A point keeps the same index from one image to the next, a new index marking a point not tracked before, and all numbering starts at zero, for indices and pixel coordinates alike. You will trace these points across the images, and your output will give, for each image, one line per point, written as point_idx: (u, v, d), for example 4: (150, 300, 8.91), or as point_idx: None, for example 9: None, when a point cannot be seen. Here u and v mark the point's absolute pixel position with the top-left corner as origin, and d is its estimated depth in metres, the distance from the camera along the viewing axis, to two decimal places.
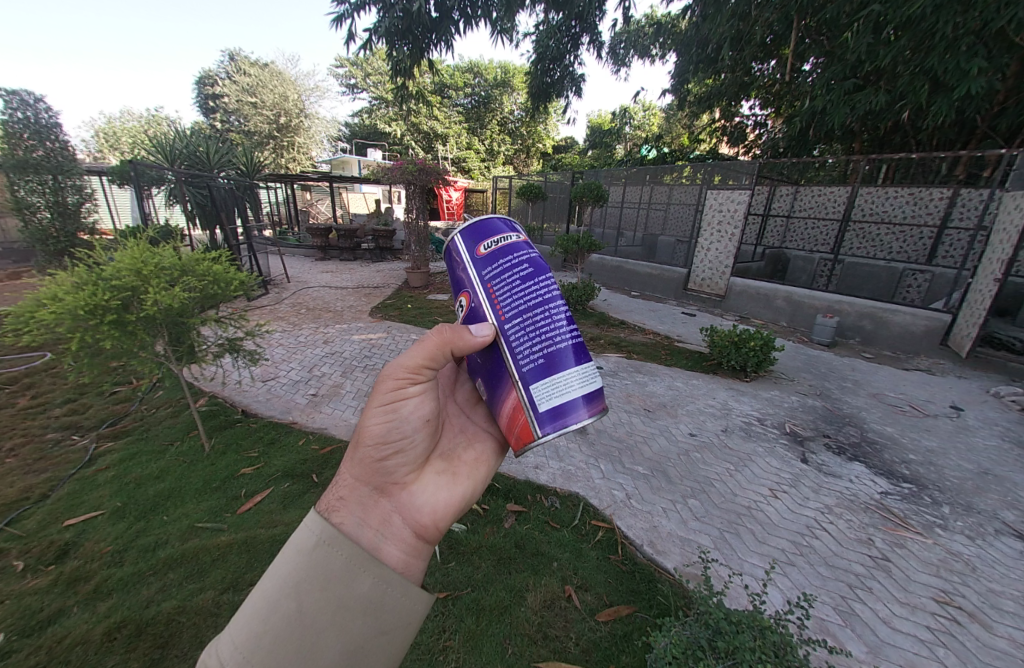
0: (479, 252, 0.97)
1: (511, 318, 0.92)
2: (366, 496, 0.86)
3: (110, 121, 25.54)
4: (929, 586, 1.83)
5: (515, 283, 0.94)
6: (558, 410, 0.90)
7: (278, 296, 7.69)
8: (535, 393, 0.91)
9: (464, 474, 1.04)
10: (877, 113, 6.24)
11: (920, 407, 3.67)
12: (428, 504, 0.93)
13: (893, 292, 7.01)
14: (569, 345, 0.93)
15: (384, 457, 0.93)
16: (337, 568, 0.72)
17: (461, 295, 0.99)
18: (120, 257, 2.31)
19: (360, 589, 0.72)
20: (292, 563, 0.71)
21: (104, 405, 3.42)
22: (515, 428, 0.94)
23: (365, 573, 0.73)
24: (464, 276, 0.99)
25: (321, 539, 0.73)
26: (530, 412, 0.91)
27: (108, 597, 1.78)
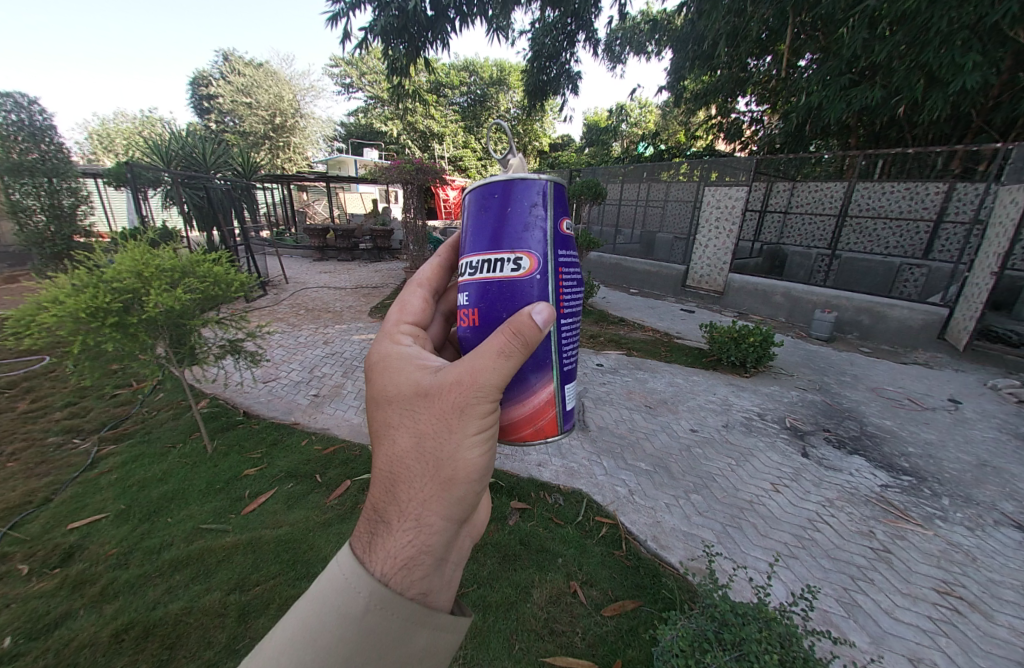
0: (561, 231, 0.98)
1: (567, 315, 1.00)
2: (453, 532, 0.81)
3: (105, 123, 25.38)
4: (929, 576, 1.85)
5: (574, 285, 1.02)
6: (569, 412, 1.07)
7: (277, 296, 7.68)
8: (564, 392, 1.04)
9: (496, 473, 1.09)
10: (873, 108, 6.26)
11: (918, 400, 3.70)
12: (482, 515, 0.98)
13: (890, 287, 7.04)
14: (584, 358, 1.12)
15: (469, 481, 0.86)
16: (393, 631, 0.70)
17: (524, 255, 0.93)
18: (120, 258, 2.31)
19: (416, 643, 0.73)
20: (343, 632, 0.68)
21: (105, 408, 3.42)
22: (538, 419, 1.01)
23: (418, 630, 0.73)
24: (538, 240, 0.94)
25: (373, 603, 0.70)
26: (557, 407, 1.03)
27: (115, 599, 1.78)
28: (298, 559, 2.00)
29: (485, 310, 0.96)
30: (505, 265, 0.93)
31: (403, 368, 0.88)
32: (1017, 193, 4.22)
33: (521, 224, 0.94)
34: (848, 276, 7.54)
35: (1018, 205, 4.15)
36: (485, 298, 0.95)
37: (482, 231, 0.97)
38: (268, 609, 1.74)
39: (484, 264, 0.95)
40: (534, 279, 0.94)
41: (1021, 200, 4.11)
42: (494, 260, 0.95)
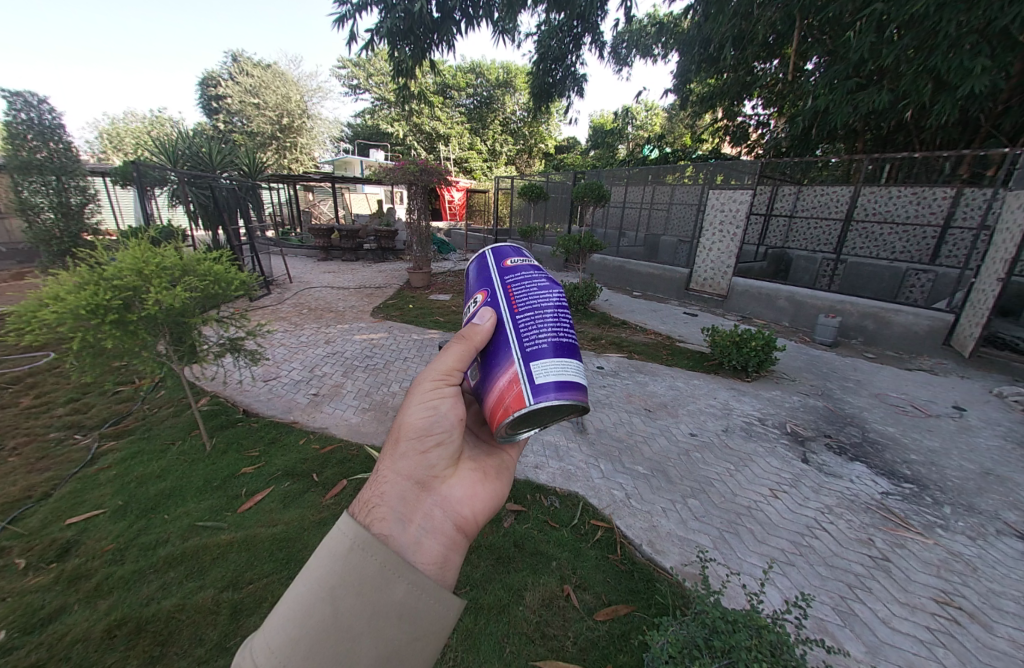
0: (505, 263, 1.06)
1: (522, 311, 0.96)
2: (407, 490, 0.86)
3: (115, 122, 25.68)
4: (928, 586, 1.82)
5: (531, 288, 1.00)
6: (545, 387, 0.86)
7: (280, 296, 7.72)
8: (531, 370, 0.88)
9: (493, 474, 1.04)
10: (880, 112, 6.21)
11: (921, 407, 3.66)
12: (464, 499, 0.92)
13: (896, 292, 6.98)
14: (569, 339, 0.94)
15: (427, 448, 0.95)
16: (373, 572, 0.67)
17: (478, 291, 1.06)
18: (122, 256, 2.32)
19: (395, 593, 0.67)
20: (326, 566, 0.67)
21: (107, 404, 3.44)
22: (502, 405, 0.89)
23: (399, 577, 0.68)
24: (487, 277, 1.06)
25: (354, 542, 0.68)
26: (523, 384, 0.87)
27: (109, 595, 1.79)
28: (292, 557, 2.00)
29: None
30: (469, 307, 1.07)
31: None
32: None
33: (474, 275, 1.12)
34: (853, 280, 7.47)
35: None
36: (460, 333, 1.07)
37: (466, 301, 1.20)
38: (260, 607, 1.74)
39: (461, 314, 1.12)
40: (481, 299, 1.03)
41: None
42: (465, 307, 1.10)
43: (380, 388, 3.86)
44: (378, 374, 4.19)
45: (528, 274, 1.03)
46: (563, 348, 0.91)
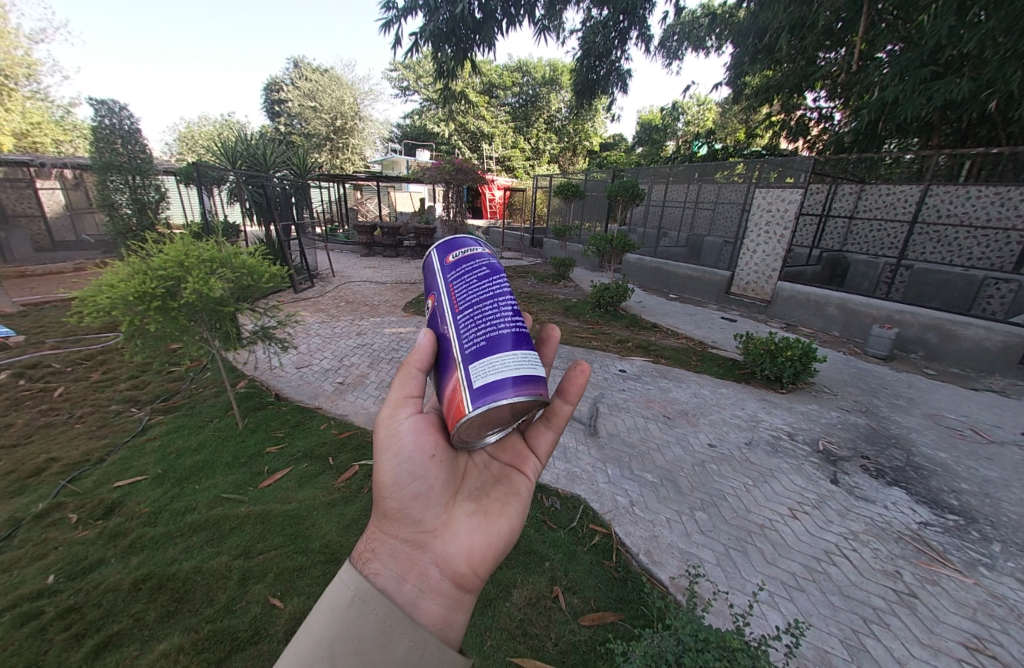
0: (448, 261, 1.07)
1: (463, 310, 0.96)
2: (399, 549, 0.88)
3: (192, 125, 28.19)
4: (959, 630, 1.63)
5: (473, 283, 1.00)
6: (495, 385, 0.85)
7: (322, 288, 8.16)
8: (471, 372, 0.88)
9: (496, 514, 1.01)
10: (959, 102, 5.57)
11: (984, 432, 3.26)
12: (461, 551, 0.91)
13: (970, 303, 6.26)
14: (516, 329, 0.93)
15: (410, 505, 0.95)
16: (373, 628, 0.72)
17: (428, 299, 1.08)
18: (166, 250, 2.58)
19: (397, 649, 0.72)
20: (326, 625, 0.71)
21: (160, 382, 3.82)
22: (451, 410, 0.89)
23: (398, 634, 0.73)
24: (432, 279, 1.07)
25: (355, 595, 0.74)
26: (466, 388, 0.87)
27: (140, 553, 2.00)
28: (300, 533, 2.13)
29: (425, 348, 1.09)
30: (426, 314, 1.10)
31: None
32: None
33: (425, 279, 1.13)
34: (919, 289, 6.77)
35: None
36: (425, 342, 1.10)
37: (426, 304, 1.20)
38: (265, 577, 1.87)
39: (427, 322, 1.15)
40: (431, 306, 1.04)
41: None
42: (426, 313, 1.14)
43: None
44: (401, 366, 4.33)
45: (470, 272, 1.03)
46: (507, 342, 0.91)
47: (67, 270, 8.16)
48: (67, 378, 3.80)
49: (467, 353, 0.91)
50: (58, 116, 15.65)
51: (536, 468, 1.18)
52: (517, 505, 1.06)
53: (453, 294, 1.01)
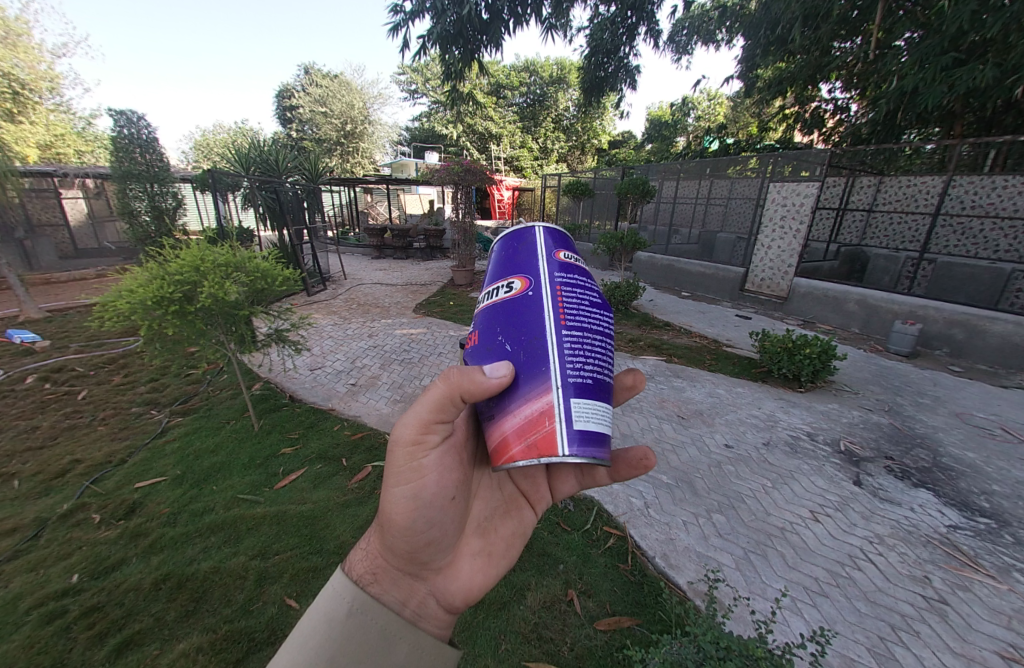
0: (557, 257, 1.03)
1: (570, 326, 0.93)
2: (400, 578, 0.90)
3: (208, 133, 28.87)
4: (994, 638, 1.56)
5: (583, 300, 0.97)
6: (583, 434, 0.85)
7: (334, 291, 8.26)
8: (570, 407, 0.85)
9: (502, 552, 1.04)
10: (982, 89, 5.37)
11: (1016, 431, 3.12)
12: (462, 589, 0.95)
13: (997, 297, 6.04)
14: (606, 378, 0.92)
15: (419, 545, 0.92)
16: (373, 637, 0.77)
17: (518, 280, 1.00)
18: (183, 255, 2.64)
19: (397, 656, 0.78)
20: (326, 636, 0.75)
21: (179, 384, 3.91)
22: (529, 437, 0.84)
23: (396, 641, 0.79)
24: (530, 266, 1.01)
25: (353, 607, 0.78)
26: (559, 424, 0.83)
27: (160, 553, 2.04)
28: (315, 534, 2.14)
29: (484, 329, 0.97)
30: (500, 291, 1.01)
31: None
32: None
33: (517, 258, 1.04)
34: (943, 283, 6.54)
35: None
36: (483, 321, 0.99)
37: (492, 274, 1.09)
38: (281, 577, 1.89)
39: (486, 296, 1.04)
40: (525, 295, 0.96)
41: None
42: (493, 290, 1.04)
43: (413, 382, 4.01)
44: (413, 368, 4.35)
45: (580, 288, 1.00)
46: (605, 393, 0.91)
47: (90, 276, 8.41)
48: (90, 381, 3.92)
49: (574, 383, 0.86)
50: (81, 127, 16.18)
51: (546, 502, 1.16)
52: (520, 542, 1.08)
53: (560, 302, 0.95)
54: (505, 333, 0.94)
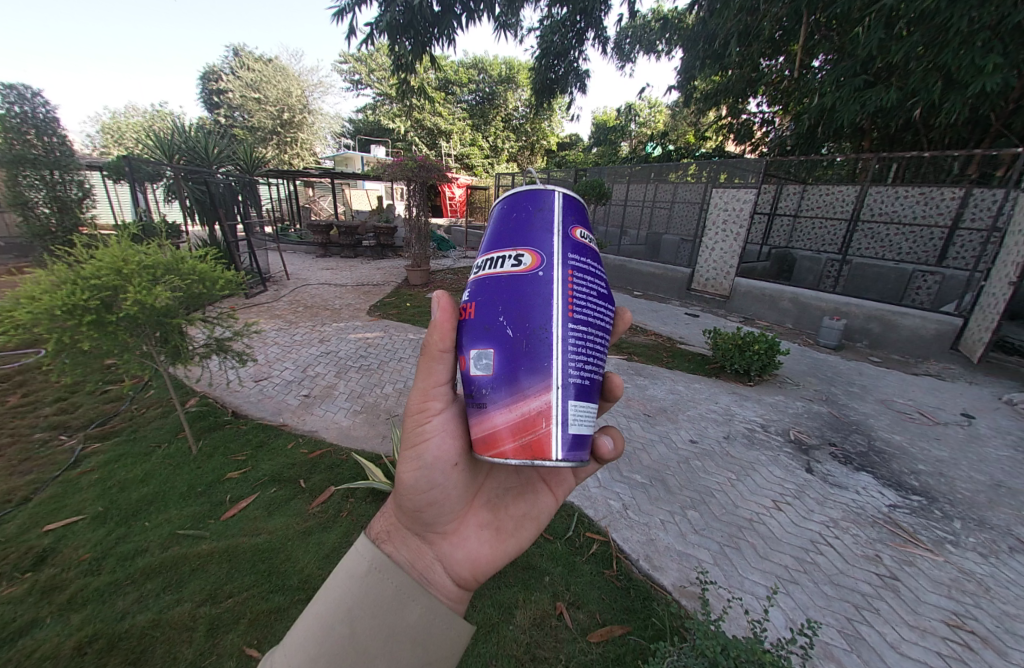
0: (573, 234, 0.93)
1: (576, 321, 0.88)
2: (411, 540, 0.98)
3: (116, 115, 25.58)
4: (939, 608, 1.73)
5: (591, 289, 0.92)
6: (577, 437, 0.86)
7: (276, 292, 7.61)
8: (568, 410, 0.85)
9: (509, 532, 1.07)
10: (887, 111, 6.07)
11: (929, 414, 3.55)
12: (466, 558, 1.00)
13: (902, 294, 6.90)
14: (599, 377, 0.93)
15: (426, 509, 1.00)
16: (388, 596, 0.82)
17: (528, 254, 0.89)
18: (99, 255, 2.25)
19: (409, 616, 0.82)
20: (347, 589, 0.82)
21: (95, 403, 3.39)
22: (523, 436, 0.84)
23: (410, 602, 0.83)
24: (543, 238, 0.90)
25: (372, 566, 0.84)
26: (556, 427, 0.84)
27: (83, 609, 1.72)
28: (274, 569, 1.92)
29: (483, 305, 0.90)
30: (505, 262, 0.90)
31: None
32: None
33: (527, 227, 0.92)
34: (858, 282, 7.36)
35: None
36: (483, 294, 0.90)
37: (496, 234, 0.96)
38: (238, 623, 1.67)
39: (485, 263, 0.93)
40: (536, 278, 0.87)
41: None
42: (496, 256, 0.92)
43: (373, 390, 3.77)
44: (372, 375, 4.10)
45: (591, 275, 0.93)
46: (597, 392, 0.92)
47: None
48: None
49: (575, 386, 0.86)
50: None
51: (561, 488, 1.17)
52: (531, 524, 1.11)
53: (570, 291, 0.89)
54: (508, 316, 0.87)
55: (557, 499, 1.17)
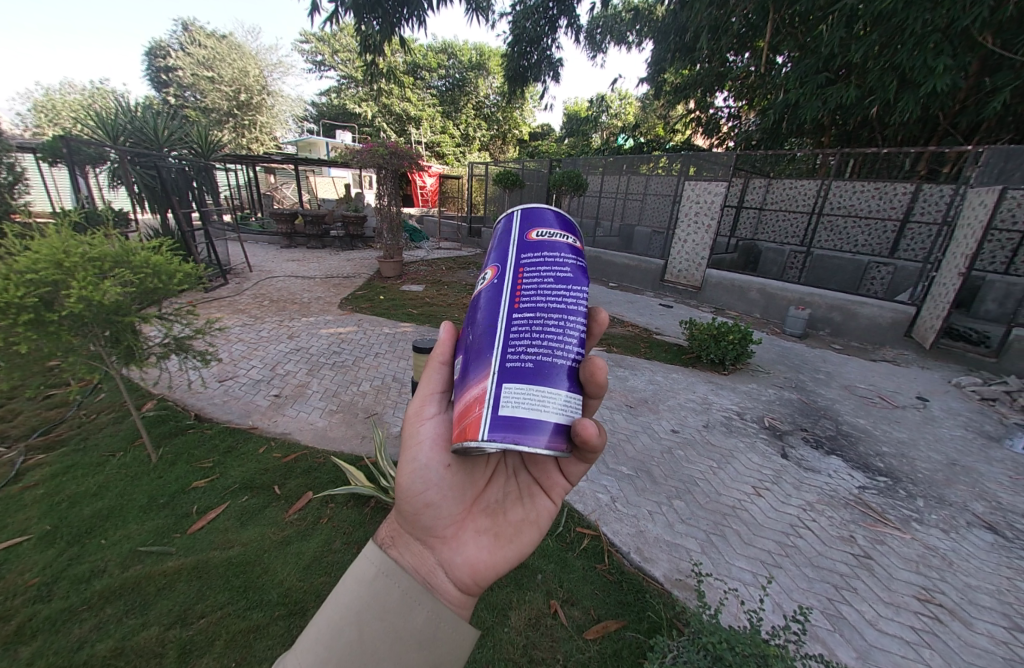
0: (529, 235, 0.90)
1: (522, 310, 0.84)
2: (411, 544, 0.90)
3: (48, 91, 23.20)
4: (910, 583, 1.84)
5: (546, 279, 0.86)
6: (512, 420, 0.76)
7: (239, 286, 7.17)
8: (501, 391, 0.78)
9: (510, 536, 0.99)
10: (847, 108, 6.33)
11: (888, 398, 3.78)
12: (467, 563, 0.91)
13: (858, 284, 7.32)
14: (561, 362, 0.81)
15: (423, 512, 0.94)
16: (396, 599, 0.75)
17: (487, 267, 0.93)
18: (35, 245, 2.00)
19: (415, 618, 0.75)
20: (354, 594, 0.75)
21: (36, 410, 3.07)
22: (460, 422, 0.80)
23: (419, 603, 0.76)
24: (500, 249, 0.93)
25: (380, 569, 0.77)
26: (487, 410, 0.77)
27: (32, 641, 1.55)
28: (250, 584, 1.80)
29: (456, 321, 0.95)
30: (476, 284, 0.96)
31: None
32: (987, 195, 4.29)
33: (491, 246, 0.97)
34: (819, 272, 7.74)
35: (987, 207, 4.23)
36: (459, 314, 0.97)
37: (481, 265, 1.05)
38: (213, 646, 1.54)
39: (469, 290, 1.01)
40: (487, 284, 0.90)
41: (990, 203, 4.18)
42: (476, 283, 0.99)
43: (349, 388, 3.62)
44: (347, 372, 3.93)
45: (549, 266, 0.87)
46: (561, 377, 0.80)
47: None
48: None
49: (509, 367, 0.79)
50: None
51: (563, 489, 1.09)
52: (531, 528, 1.02)
53: (515, 285, 0.86)
54: (466, 322, 0.90)
55: (558, 502, 1.09)
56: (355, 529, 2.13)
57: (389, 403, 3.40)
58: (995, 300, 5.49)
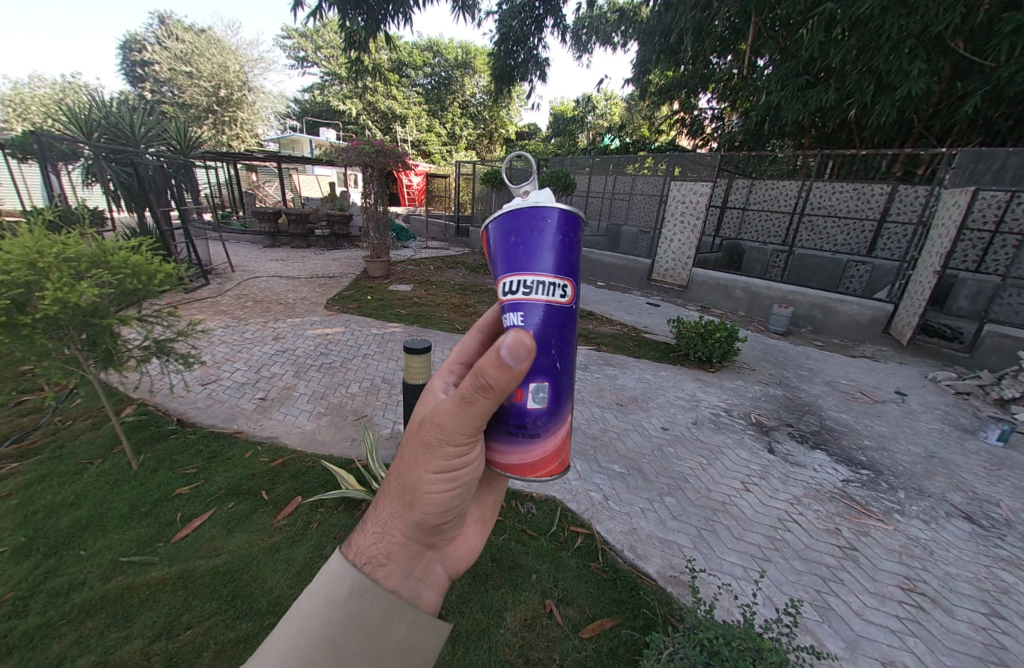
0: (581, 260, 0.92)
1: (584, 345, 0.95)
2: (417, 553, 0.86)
3: (15, 85, 22.28)
4: (894, 573, 1.89)
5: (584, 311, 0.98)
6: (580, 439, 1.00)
7: (221, 286, 7.00)
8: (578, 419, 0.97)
9: (490, 520, 1.07)
10: (827, 110, 6.49)
11: (869, 393, 3.90)
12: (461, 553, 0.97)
13: (838, 282, 7.53)
14: None
15: (437, 522, 0.89)
16: (370, 618, 0.73)
17: (567, 285, 0.85)
18: (5, 245, 1.91)
19: (395, 632, 0.75)
20: (327, 617, 0.71)
21: (7, 417, 2.94)
22: (562, 453, 0.92)
23: (397, 617, 0.76)
24: (573, 268, 0.87)
25: (354, 590, 0.74)
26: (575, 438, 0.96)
27: (7, 660, 1.48)
28: (238, 593, 1.75)
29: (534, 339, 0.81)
30: (551, 296, 0.83)
31: (424, 405, 0.93)
32: (960, 196, 4.44)
33: (561, 251, 0.84)
34: (801, 271, 7.93)
35: (961, 207, 4.38)
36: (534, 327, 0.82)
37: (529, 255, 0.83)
38: (200, 658, 1.50)
39: (524, 291, 0.83)
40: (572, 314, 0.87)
41: (963, 203, 4.34)
42: (534, 288, 0.83)
43: (337, 390, 3.56)
44: (335, 373, 3.87)
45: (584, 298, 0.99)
46: None
47: None
48: None
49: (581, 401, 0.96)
50: None
51: None
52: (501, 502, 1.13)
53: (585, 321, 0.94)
54: (558, 349, 0.85)
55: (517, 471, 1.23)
56: (346, 533, 2.10)
57: (379, 404, 3.36)
58: (967, 297, 5.72)
